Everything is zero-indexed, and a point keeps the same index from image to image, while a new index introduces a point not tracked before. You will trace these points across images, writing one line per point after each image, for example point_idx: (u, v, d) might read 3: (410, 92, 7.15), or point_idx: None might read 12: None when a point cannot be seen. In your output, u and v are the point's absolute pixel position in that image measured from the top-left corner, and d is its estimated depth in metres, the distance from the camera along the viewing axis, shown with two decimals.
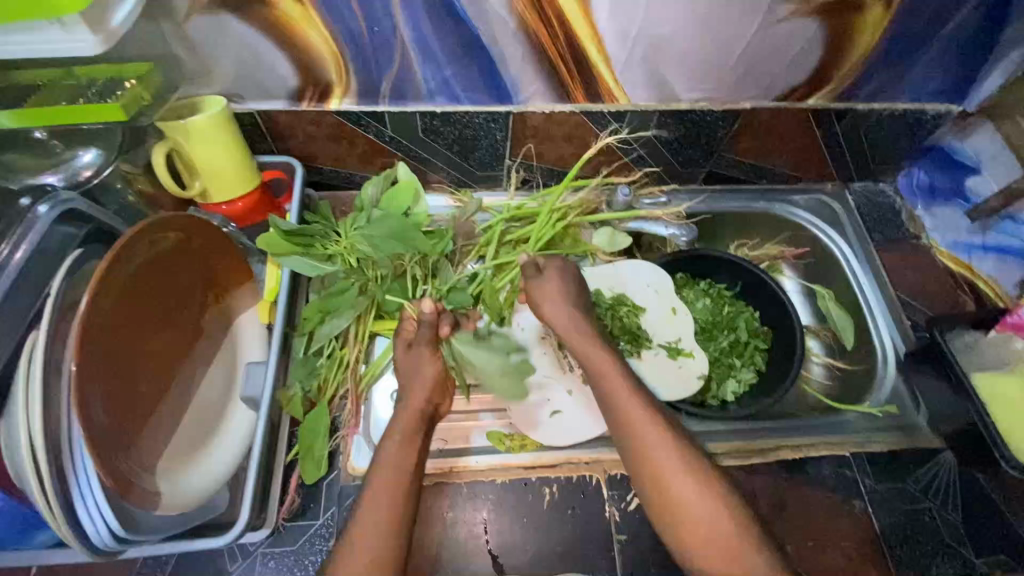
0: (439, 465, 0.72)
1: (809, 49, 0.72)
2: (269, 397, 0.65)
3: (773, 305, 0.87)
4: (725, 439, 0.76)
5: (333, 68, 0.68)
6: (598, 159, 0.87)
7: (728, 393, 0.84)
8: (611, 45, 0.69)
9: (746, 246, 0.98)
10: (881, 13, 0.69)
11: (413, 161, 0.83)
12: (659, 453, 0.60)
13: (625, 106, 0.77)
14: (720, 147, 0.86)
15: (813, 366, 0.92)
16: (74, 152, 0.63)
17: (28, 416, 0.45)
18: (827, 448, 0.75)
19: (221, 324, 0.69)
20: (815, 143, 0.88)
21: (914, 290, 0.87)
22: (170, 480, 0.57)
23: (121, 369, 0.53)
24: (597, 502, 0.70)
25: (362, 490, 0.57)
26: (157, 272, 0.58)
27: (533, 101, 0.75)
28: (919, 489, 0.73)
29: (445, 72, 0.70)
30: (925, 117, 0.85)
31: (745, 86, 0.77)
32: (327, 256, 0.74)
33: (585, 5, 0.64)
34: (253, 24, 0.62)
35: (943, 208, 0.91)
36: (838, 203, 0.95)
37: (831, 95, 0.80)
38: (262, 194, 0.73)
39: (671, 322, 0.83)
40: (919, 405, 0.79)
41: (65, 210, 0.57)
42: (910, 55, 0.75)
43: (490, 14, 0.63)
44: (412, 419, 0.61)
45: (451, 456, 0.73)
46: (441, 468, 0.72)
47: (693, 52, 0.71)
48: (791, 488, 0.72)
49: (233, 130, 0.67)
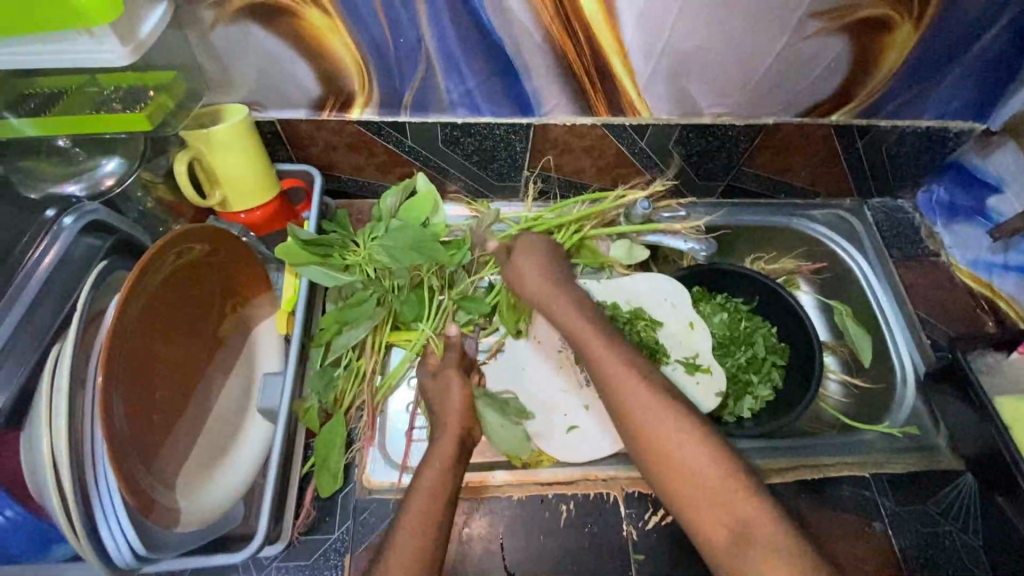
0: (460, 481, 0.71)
1: (835, 66, 0.72)
2: (286, 409, 0.64)
3: (791, 320, 0.86)
4: (772, 457, 0.76)
5: (356, 78, 0.67)
6: (620, 172, 0.86)
7: (745, 409, 0.83)
8: (636, 59, 0.68)
9: (762, 260, 0.97)
10: (909, 31, 0.68)
11: (431, 171, 0.83)
12: (658, 425, 0.58)
13: (647, 120, 0.77)
14: (740, 161, 0.86)
15: (829, 383, 0.91)
16: (97, 161, 0.63)
17: (52, 431, 0.45)
18: (846, 468, 0.75)
19: (239, 333, 0.68)
20: (836, 159, 0.87)
21: (933, 308, 0.86)
22: (188, 492, 0.57)
23: (142, 380, 0.53)
24: (614, 520, 0.69)
25: (398, 518, 0.55)
26: (178, 283, 0.58)
27: (555, 114, 0.75)
28: (939, 511, 0.72)
29: (468, 84, 0.69)
30: (948, 136, 0.84)
31: (768, 102, 0.76)
32: (345, 266, 0.73)
33: (611, 19, 0.63)
34: (278, 34, 0.61)
35: (965, 226, 0.90)
36: (857, 218, 0.94)
37: (855, 112, 0.79)
38: (280, 203, 0.73)
39: (689, 337, 0.82)
40: (939, 425, 0.78)
41: (90, 221, 0.57)
42: (936, 73, 0.74)
43: (516, 26, 0.63)
44: (447, 439, 0.62)
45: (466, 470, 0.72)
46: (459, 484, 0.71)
47: (718, 67, 0.70)
48: (810, 509, 0.72)
49: (254, 139, 0.66)
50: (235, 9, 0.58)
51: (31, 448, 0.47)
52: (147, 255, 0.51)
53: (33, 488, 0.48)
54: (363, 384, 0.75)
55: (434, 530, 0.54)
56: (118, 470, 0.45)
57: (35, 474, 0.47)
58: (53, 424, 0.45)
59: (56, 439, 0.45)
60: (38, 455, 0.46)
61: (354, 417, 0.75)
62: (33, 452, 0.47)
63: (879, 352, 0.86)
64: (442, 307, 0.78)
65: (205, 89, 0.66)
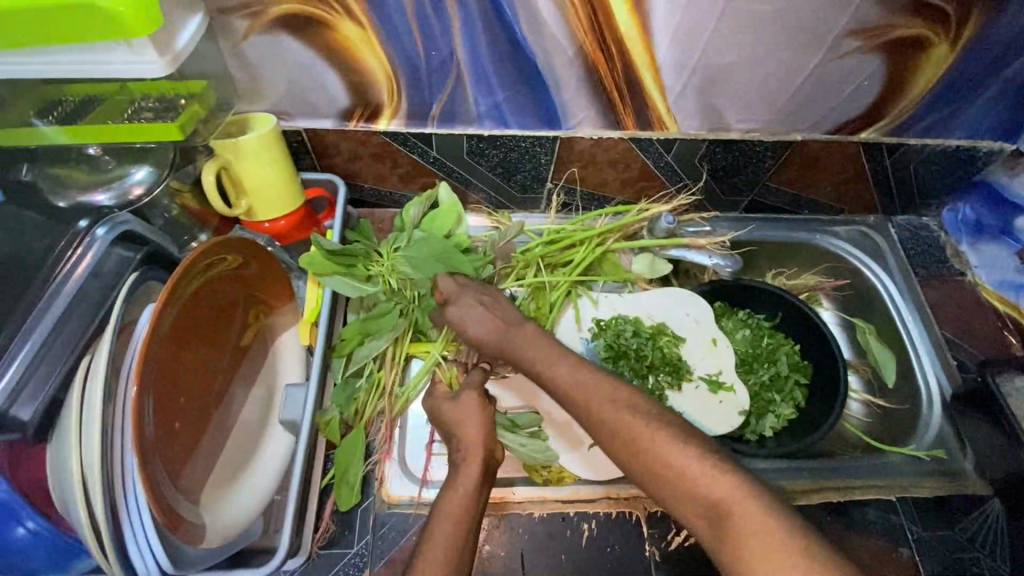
0: None
1: (868, 84, 0.71)
2: (309, 422, 0.64)
3: (814, 338, 0.85)
4: (796, 478, 0.75)
5: (386, 89, 0.67)
6: (643, 185, 0.85)
7: (767, 428, 0.81)
8: (668, 74, 0.67)
9: (783, 275, 0.95)
10: (944, 51, 0.67)
11: (454, 182, 0.82)
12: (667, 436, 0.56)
13: (674, 134, 0.76)
14: (765, 177, 0.85)
15: (850, 401, 0.89)
16: (127, 170, 0.62)
17: (83, 446, 0.44)
18: (873, 491, 0.73)
19: (262, 344, 0.68)
20: (862, 176, 0.86)
21: (959, 329, 0.85)
22: (210, 507, 0.56)
23: (171, 394, 0.53)
24: (636, 539, 0.68)
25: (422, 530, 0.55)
26: (207, 294, 0.57)
27: (581, 127, 0.74)
28: (967, 537, 0.71)
29: (497, 96, 0.69)
30: (978, 155, 0.83)
31: (797, 119, 0.75)
32: (368, 276, 0.72)
33: (645, 35, 0.63)
34: (311, 45, 0.61)
35: (992, 246, 0.90)
36: (881, 235, 0.93)
37: (884, 130, 0.78)
38: (305, 212, 0.73)
39: (713, 353, 0.81)
40: (966, 449, 0.77)
41: (122, 232, 0.57)
42: (969, 92, 0.73)
43: (548, 41, 0.62)
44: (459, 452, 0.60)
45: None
46: None
47: (749, 84, 0.70)
48: (835, 532, 0.71)
49: (281, 148, 0.66)
50: (270, 19, 0.58)
51: (58, 462, 0.46)
52: (180, 269, 0.50)
53: (59, 502, 0.47)
54: (383, 396, 0.74)
55: (461, 551, 0.53)
56: (149, 487, 0.45)
57: (62, 488, 0.46)
58: (84, 439, 0.45)
59: (87, 455, 0.44)
60: (66, 470, 0.46)
61: (373, 429, 0.74)
62: (61, 467, 0.46)
63: (904, 373, 0.85)
64: None
65: (234, 98, 0.66)
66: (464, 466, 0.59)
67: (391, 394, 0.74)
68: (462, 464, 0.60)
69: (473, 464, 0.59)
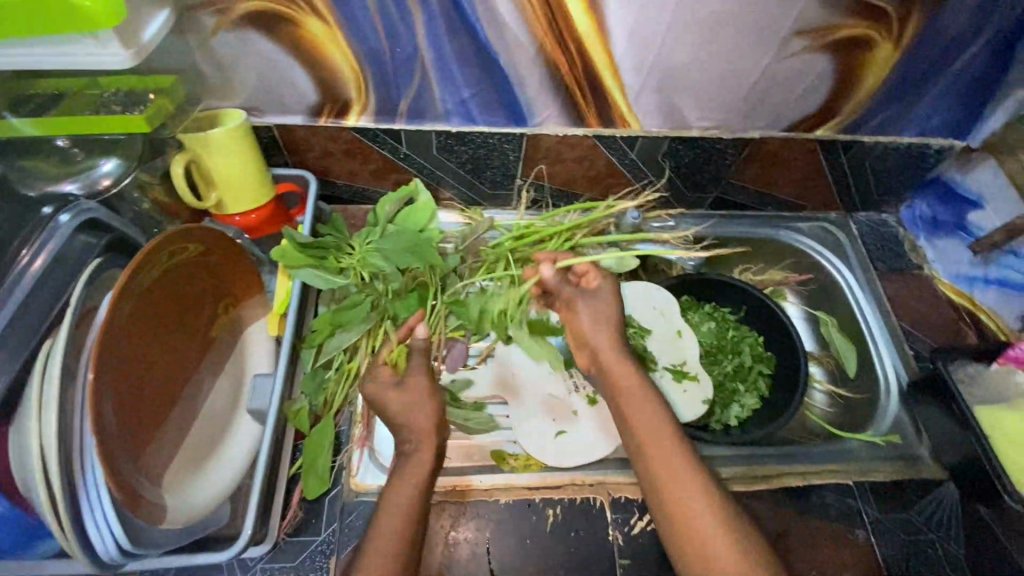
0: (447, 484, 0.71)
1: (819, 82, 0.74)
2: (276, 410, 0.65)
3: (776, 330, 0.88)
4: (735, 464, 0.77)
5: (354, 85, 0.69)
6: (610, 181, 0.87)
7: (731, 417, 0.84)
8: (626, 72, 0.70)
9: (750, 271, 0.98)
10: (889, 51, 0.70)
11: (425, 179, 0.84)
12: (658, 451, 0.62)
13: (636, 131, 0.79)
14: (728, 174, 0.88)
15: (814, 393, 0.92)
16: (95, 161, 0.64)
17: (42, 425, 0.45)
18: (830, 475, 0.75)
19: (231, 334, 0.69)
20: (821, 173, 0.89)
21: (916, 321, 0.88)
22: (174, 491, 0.57)
23: (135, 376, 0.54)
24: (600, 525, 0.70)
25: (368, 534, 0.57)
26: (172, 280, 0.59)
27: (547, 124, 0.76)
28: (922, 520, 0.73)
29: (463, 94, 0.71)
30: (930, 152, 0.86)
31: (754, 116, 0.78)
32: (340, 269, 0.74)
33: (602, 34, 0.65)
34: (277, 41, 0.63)
35: (946, 241, 0.92)
36: (842, 232, 0.96)
37: (838, 127, 0.82)
38: (276, 206, 0.74)
39: (678, 345, 0.83)
40: (921, 435, 0.79)
41: (87, 219, 0.58)
42: (916, 91, 0.77)
43: (509, 39, 0.65)
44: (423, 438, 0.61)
45: (455, 474, 0.73)
46: (448, 488, 0.71)
47: (705, 82, 0.72)
48: (794, 515, 0.72)
49: (250, 141, 0.67)
50: (236, 16, 0.60)
51: (19, 442, 0.47)
52: (142, 253, 0.52)
53: (21, 482, 0.48)
54: (354, 386, 0.75)
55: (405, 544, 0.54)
56: (106, 464, 0.46)
57: (24, 469, 0.47)
58: (43, 417, 0.46)
59: (45, 433, 0.45)
60: (26, 450, 0.47)
61: (343, 419, 0.75)
62: (22, 447, 0.47)
63: (864, 363, 0.88)
64: (435, 311, 0.79)
65: (204, 94, 0.68)
66: (416, 453, 0.60)
67: (360, 385, 0.75)
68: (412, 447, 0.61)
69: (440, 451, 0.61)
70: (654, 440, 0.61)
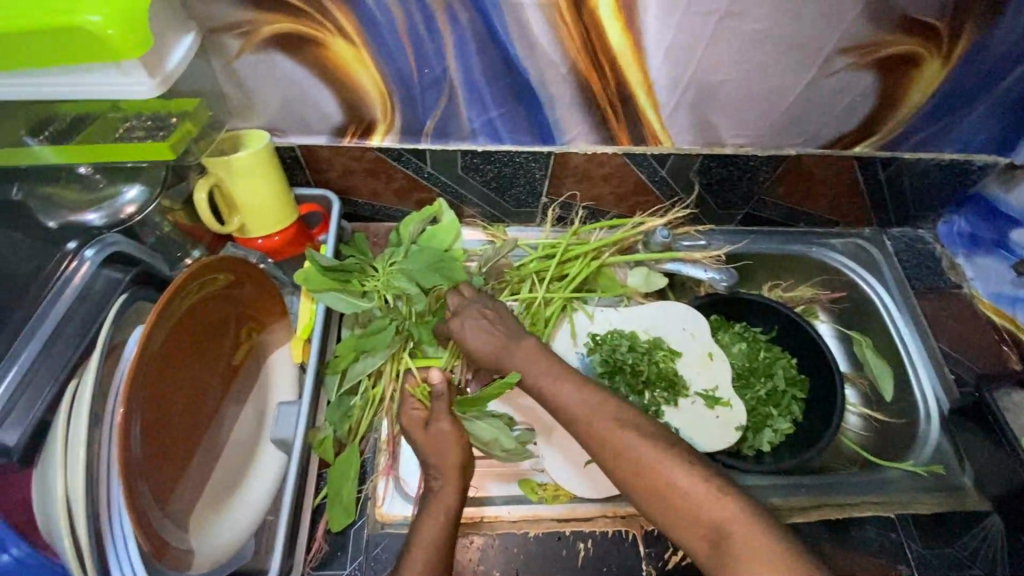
0: (469, 515, 0.69)
1: (860, 100, 0.71)
2: (301, 440, 0.63)
3: (811, 353, 0.85)
4: (790, 493, 0.74)
5: (379, 106, 0.67)
6: (637, 200, 0.85)
7: (765, 443, 0.81)
8: (661, 90, 0.67)
9: (779, 288, 0.95)
10: (938, 67, 0.67)
11: (449, 197, 0.82)
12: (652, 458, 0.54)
13: (668, 149, 0.76)
14: (760, 191, 0.85)
15: (848, 415, 0.89)
16: (118, 189, 0.63)
17: (67, 473, 0.44)
18: (872, 508, 0.73)
19: (255, 361, 0.68)
20: (857, 189, 0.86)
21: (956, 342, 0.85)
22: (202, 531, 0.56)
23: (161, 415, 0.52)
24: (632, 559, 0.67)
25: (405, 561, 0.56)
26: (200, 312, 0.58)
27: (575, 143, 0.74)
28: (967, 555, 0.70)
29: (491, 114, 0.69)
30: (973, 168, 0.83)
31: (792, 133, 0.75)
32: (363, 292, 0.72)
33: (638, 53, 0.63)
34: (302, 62, 0.61)
35: (988, 258, 0.90)
36: (877, 249, 0.92)
37: (878, 144, 0.78)
38: (298, 228, 0.72)
39: (709, 367, 0.81)
40: (964, 464, 0.76)
41: (111, 253, 0.57)
42: (962, 107, 0.73)
43: (541, 59, 0.62)
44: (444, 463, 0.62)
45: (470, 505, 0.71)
46: (471, 519, 0.69)
47: (741, 100, 0.70)
48: (833, 550, 0.70)
49: (275, 165, 0.66)
50: (261, 39, 0.58)
51: (43, 491, 0.46)
52: (170, 289, 0.51)
53: (46, 531, 0.46)
54: (379, 411, 0.73)
55: None
56: (135, 513, 0.45)
57: (48, 517, 0.46)
58: (69, 463, 0.44)
59: (70, 483, 0.44)
60: (51, 499, 0.45)
61: (367, 446, 0.73)
62: (47, 495, 0.46)
63: (902, 387, 0.85)
64: None
65: (228, 116, 0.66)
66: (441, 490, 0.60)
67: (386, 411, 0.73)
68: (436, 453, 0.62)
69: (446, 487, 0.60)
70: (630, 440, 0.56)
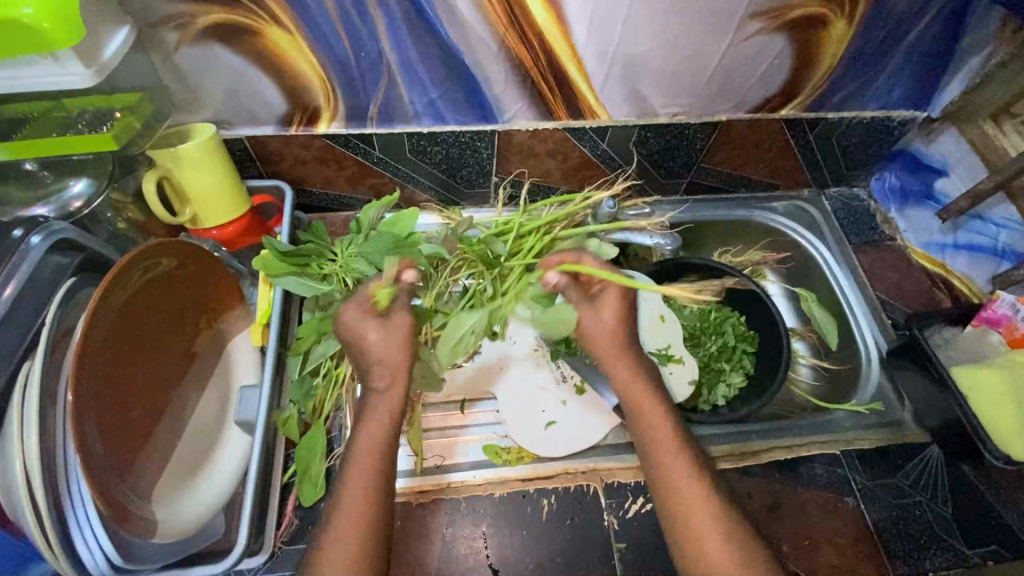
0: (412, 487, 0.71)
1: (778, 63, 0.76)
2: (263, 421, 0.65)
3: (759, 309, 0.88)
4: (725, 443, 0.77)
5: (321, 93, 0.69)
6: (585, 174, 0.89)
7: (719, 397, 0.85)
8: (590, 63, 0.71)
9: (729, 253, 0.99)
10: (845, 26, 0.72)
11: (402, 182, 0.84)
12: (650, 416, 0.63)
13: (606, 122, 0.80)
14: (699, 158, 0.89)
15: (800, 367, 0.94)
16: (65, 183, 0.65)
17: (23, 445, 0.46)
18: (817, 447, 0.77)
19: (214, 347, 0.70)
20: (790, 151, 0.91)
21: (892, 290, 0.90)
22: (166, 509, 0.57)
23: (116, 395, 0.54)
24: (595, 510, 0.70)
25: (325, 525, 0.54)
26: (151, 297, 0.59)
27: (517, 120, 0.77)
28: (908, 483, 0.75)
29: (431, 95, 0.72)
30: (893, 124, 0.89)
31: (720, 100, 0.80)
32: (323, 275, 0.73)
33: (563, 28, 0.66)
34: (241, 52, 0.63)
35: (917, 210, 0.94)
36: (815, 208, 0.97)
37: (803, 106, 0.83)
38: (253, 217, 0.75)
39: (661, 328, 0.84)
40: (903, 400, 0.81)
41: (58, 239, 0.58)
42: (875, 65, 0.79)
43: (472, 37, 0.65)
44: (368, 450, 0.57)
45: (405, 479, 0.72)
46: (414, 490, 0.71)
47: (667, 69, 0.74)
48: (785, 487, 0.73)
49: (223, 153, 0.68)
50: (199, 31, 0.60)
51: None
52: (116, 268, 0.53)
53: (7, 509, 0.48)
54: (341, 391, 0.75)
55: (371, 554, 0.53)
56: (94, 485, 0.47)
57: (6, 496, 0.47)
58: (25, 439, 0.46)
59: (28, 457, 0.45)
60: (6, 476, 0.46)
61: (333, 425, 0.75)
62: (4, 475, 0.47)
63: (845, 336, 0.89)
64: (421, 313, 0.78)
65: (173, 110, 0.68)
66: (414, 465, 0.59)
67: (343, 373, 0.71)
68: (379, 391, 0.60)
69: None
70: (647, 402, 0.63)
